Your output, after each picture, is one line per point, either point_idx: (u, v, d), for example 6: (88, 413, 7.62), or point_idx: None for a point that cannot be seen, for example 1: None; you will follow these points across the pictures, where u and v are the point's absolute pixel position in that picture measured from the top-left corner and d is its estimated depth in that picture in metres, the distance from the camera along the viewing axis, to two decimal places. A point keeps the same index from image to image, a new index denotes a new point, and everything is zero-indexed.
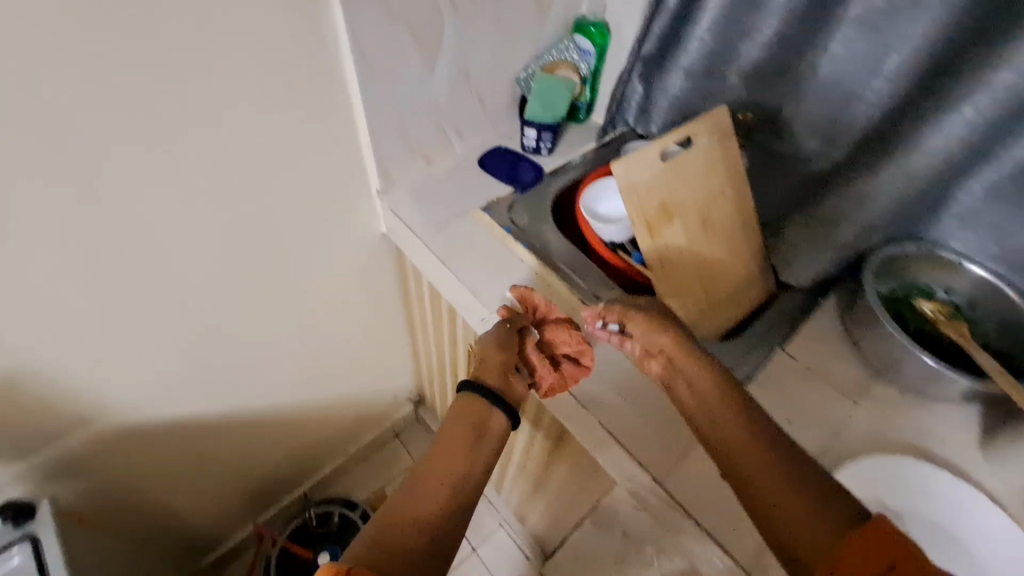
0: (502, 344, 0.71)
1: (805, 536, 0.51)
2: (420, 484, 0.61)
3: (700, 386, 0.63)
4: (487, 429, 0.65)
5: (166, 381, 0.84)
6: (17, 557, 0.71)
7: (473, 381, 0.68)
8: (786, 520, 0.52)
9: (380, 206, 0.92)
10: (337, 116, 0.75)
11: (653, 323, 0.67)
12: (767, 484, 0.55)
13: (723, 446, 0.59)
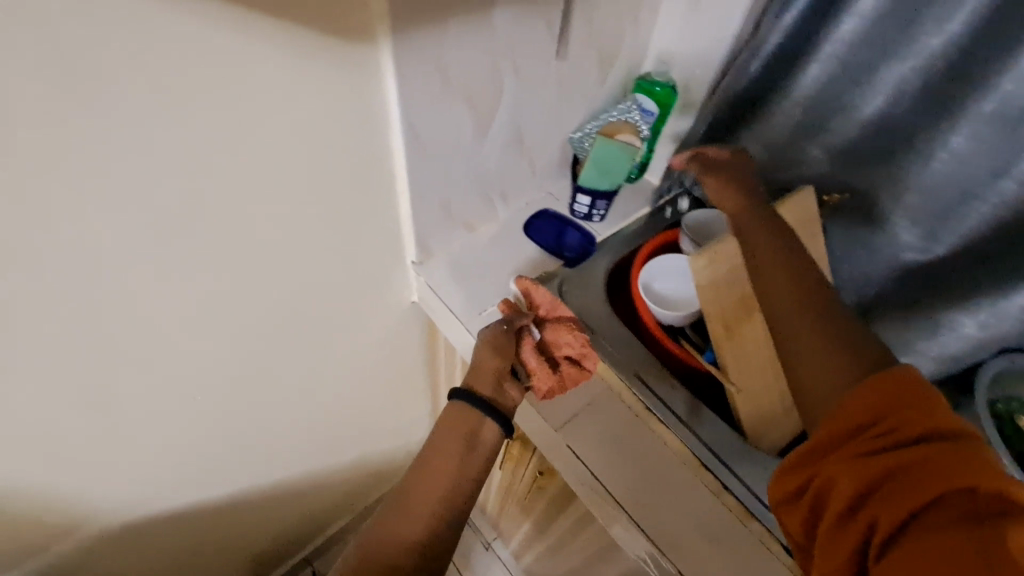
0: (501, 339, 0.66)
1: (826, 379, 0.49)
2: (406, 501, 0.56)
3: (752, 244, 0.62)
4: (480, 438, 0.60)
5: (163, 471, 0.74)
6: None
7: (466, 387, 0.63)
8: (813, 377, 0.50)
9: (414, 275, 0.83)
10: (377, 187, 0.67)
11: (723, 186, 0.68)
12: (806, 344, 0.51)
13: (763, 284, 0.58)
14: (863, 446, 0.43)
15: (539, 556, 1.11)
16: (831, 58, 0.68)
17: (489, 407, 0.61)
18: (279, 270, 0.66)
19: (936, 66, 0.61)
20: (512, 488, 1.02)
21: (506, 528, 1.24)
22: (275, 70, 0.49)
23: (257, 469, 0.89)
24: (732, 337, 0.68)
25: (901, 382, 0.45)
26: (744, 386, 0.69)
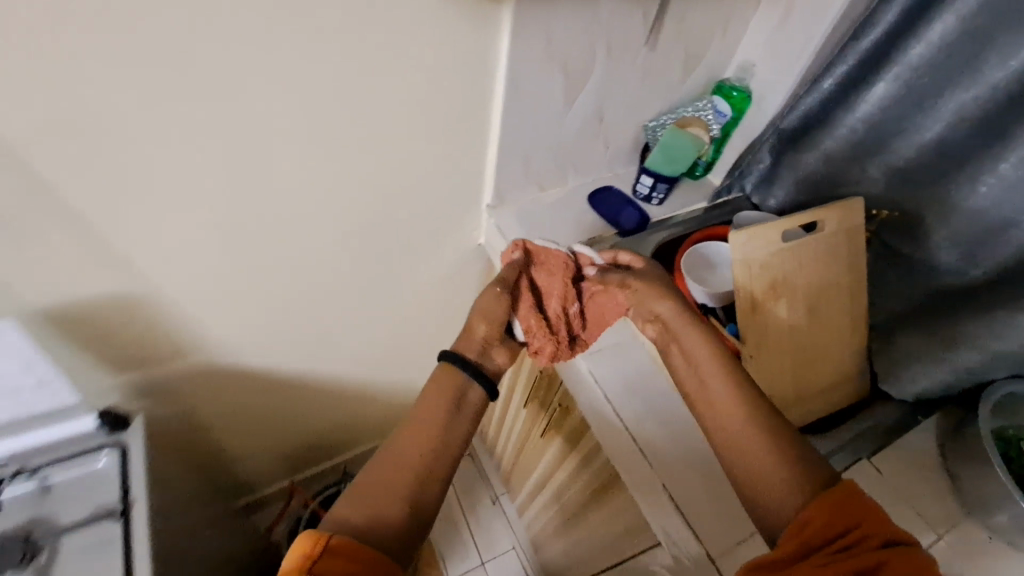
0: (495, 300, 0.68)
1: (774, 490, 0.55)
2: (391, 457, 0.61)
3: (695, 355, 0.68)
4: (459, 411, 0.65)
5: (260, 336, 0.87)
6: (103, 461, 0.69)
7: (457, 351, 0.68)
8: (768, 495, 0.56)
9: (486, 218, 0.95)
10: (474, 127, 0.79)
11: (648, 287, 0.72)
12: (755, 462, 0.58)
13: (710, 398, 0.64)
14: (828, 558, 0.47)
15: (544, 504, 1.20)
16: (900, 77, 0.73)
17: (473, 375, 0.66)
18: (384, 185, 0.78)
19: (998, 96, 0.66)
20: (534, 432, 1.10)
21: (518, 477, 1.33)
22: (427, 8, 0.62)
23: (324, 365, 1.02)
24: (756, 313, 0.76)
25: (852, 493, 0.52)
26: (759, 359, 0.76)
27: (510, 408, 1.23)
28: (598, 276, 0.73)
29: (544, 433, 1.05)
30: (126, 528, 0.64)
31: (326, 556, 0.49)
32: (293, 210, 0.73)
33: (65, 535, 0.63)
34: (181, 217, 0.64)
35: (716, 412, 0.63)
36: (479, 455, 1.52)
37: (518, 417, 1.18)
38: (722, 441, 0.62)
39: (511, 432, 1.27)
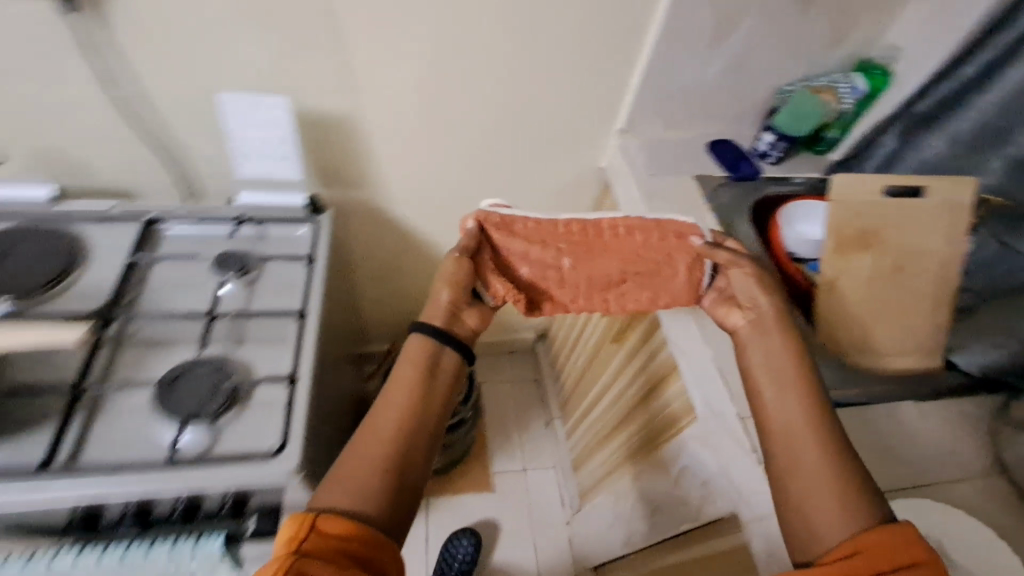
0: (449, 274, 0.73)
1: (827, 505, 0.54)
2: (364, 441, 0.60)
3: (774, 353, 0.67)
4: (434, 378, 0.67)
5: (411, 189, 1.08)
6: (301, 231, 0.90)
7: (427, 324, 0.70)
8: (815, 511, 0.55)
9: (613, 140, 1.08)
10: (629, 47, 0.93)
11: (756, 276, 0.73)
12: (813, 472, 0.57)
13: (780, 396, 0.63)
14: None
15: (598, 421, 1.32)
16: None
17: (442, 339, 0.69)
18: (542, 79, 0.94)
19: None
20: (605, 348, 1.24)
21: (577, 399, 1.46)
22: None
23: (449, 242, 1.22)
24: (841, 254, 0.83)
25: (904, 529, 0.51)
26: (832, 295, 0.84)
27: (586, 331, 1.38)
28: (707, 248, 0.76)
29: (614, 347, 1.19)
30: (309, 275, 0.84)
31: (315, 533, 0.51)
32: (469, 80, 0.91)
33: (270, 262, 0.86)
34: (394, 60, 0.85)
35: (778, 412, 0.62)
36: (544, 379, 1.67)
37: (593, 338, 1.32)
38: (777, 439, 0.61)
39: (582, 353, 1.41)
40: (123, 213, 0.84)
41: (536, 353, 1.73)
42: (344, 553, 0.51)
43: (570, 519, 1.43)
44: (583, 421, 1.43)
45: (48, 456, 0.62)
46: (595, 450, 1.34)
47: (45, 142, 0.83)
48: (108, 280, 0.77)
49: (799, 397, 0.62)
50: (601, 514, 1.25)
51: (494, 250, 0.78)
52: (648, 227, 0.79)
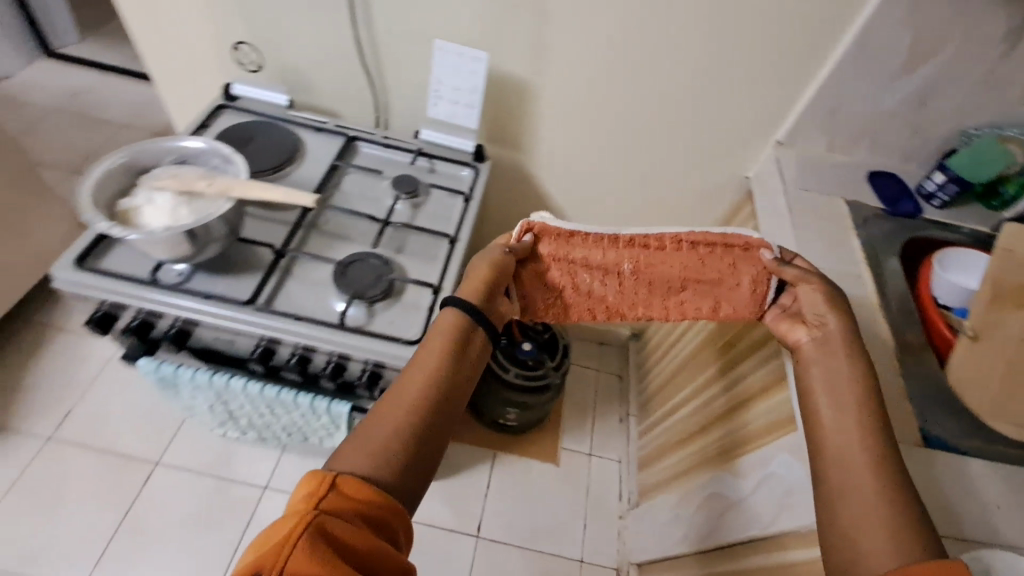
0: (489, 263, 0.72)
1: (876, 518, 0.52)
2: (389, 405, 0.57)
3: (839, 383, 0.64)
4: (463, 356, 0.63)
5: (560, 159, 1.16)
6: (464, 173, 1.02)
7: (461, 297, 0.66)
8: (867, 534, 0.52)
9: (767, 151, 1.09)
10: (810, 62, 0.95)
11: (826, 294, 0.71)
12: (863, 490, 0.55)
13: (833, 411, 0.62)
14: None
15: (677, 424, 1.32)
16: None
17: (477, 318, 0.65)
18: (714, 77, 0.98)
19: None
20: (701, 354, 1.24)
21: (659, 401, 1.47)
22: None
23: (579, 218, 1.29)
24: (989, 311, 0.83)
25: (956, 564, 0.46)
26: (973, 349, 0.81)
27: (686, 336, 1.39)
28: (776, 264, 0.76)
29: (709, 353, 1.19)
30: (465, 209, 0.96)
31: (334, 492, 0.48)
32: (645, 67, 0.98)
33: (435, 193, 0.98)
34: (584, 35, 0.94)
35: (833, 427, 0.61)
36: (628, 376, 1.69)
37: (691, 343, 1.32)
38: (832, 456, 0.59)
39: (676, 357, 1.42)
40: (334, 129, 1.02)
41: (625, 351, 1.76)
42: (362, 515, 0.47)
43: (624, 513, 1.44)
44: (660, 423, 1.43)
45: (254, 296, 0.78)
46: (668, 452, 1.34)
47: (291, 59, 1.02)
48: (313, 176, 0.94)
49: (853, 410, 0.61)
50: (661, 512, 1.25)
51: (535, 258, 0.78)
52: (714, 240, 0.80)
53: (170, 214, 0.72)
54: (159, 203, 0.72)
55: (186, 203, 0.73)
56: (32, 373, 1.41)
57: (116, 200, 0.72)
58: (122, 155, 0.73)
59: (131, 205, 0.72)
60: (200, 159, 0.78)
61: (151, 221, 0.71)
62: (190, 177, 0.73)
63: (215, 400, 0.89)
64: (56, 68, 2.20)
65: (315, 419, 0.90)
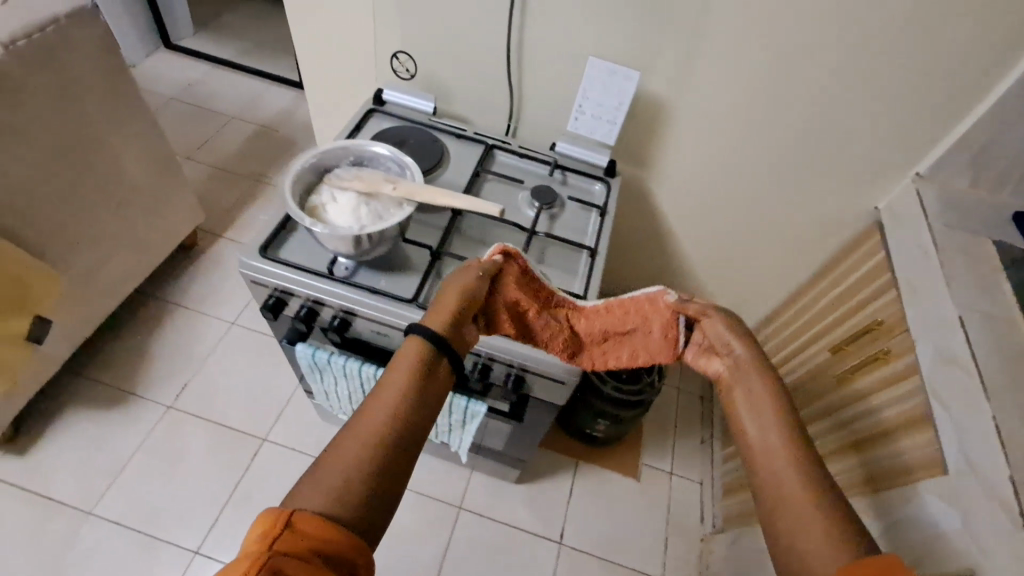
0: (464, 289, 0.66)
1: (820, 541, 0.48)
2: (344, 444, 0.52)
3: (757, 403, 0.61)
4: (421, 389, 0.57)
5: (681, 177, 1.17)
6: (596, 187, 1.04)
7: (425, 325, 0.61)
8: (808, 543, 0.49)
9: (903, 182, 1.06)
10: (967, 95, 0.91)
11: (734, 331, 0.68)
12: (797, 505, 0.51)
13: (761, 434, 0.59)
14: None
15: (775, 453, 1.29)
16: None
17: (433, 345, 0.60)
18: (859, 106, 0.96)
19: None
20: (812, 385, 1.20)
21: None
22: None
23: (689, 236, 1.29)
24: None
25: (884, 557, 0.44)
26: None
27: (783, 363, 1.35)
28: (679, 303, 0.72)
29: (828, 388, 1.14)
30: (601, 223, 0.98)
31: (290, 531, 0.45)
32: (786, 92, 0.97)
33: (570, 206, 1.00)
34: (729, 59, 0.94)
35: (760, 445, 0.58)
36: (713, 398, 1.66)
37: (794, 370, 1.29)
38: (761, 474, 0.56)
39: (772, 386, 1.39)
40: (474, 137, 1.06)
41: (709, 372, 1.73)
42: (316, 553, 0.44)
43: (708, 537, 1.41)
44: (751, 450, 1.40)
45: (417, 295, 0.81)
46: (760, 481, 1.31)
47: (437, 67, 1.07)
48: (457, 181, 0.98)
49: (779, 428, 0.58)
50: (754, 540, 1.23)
51: (496, 287, 0.72)
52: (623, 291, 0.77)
53: (353, 212, 0.77)
54: (344, 201, 0.78)
55: (369, 203, 0.78)
56: (156, 346, 1.53)
57: (305, 197, 0.79)
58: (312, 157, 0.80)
59: (319, 202, 0.78)
60: (374, 162, 0.84)
61: (337, 217, 0.77)
62: (374, 179, 0.79)
63: (356, 388, 0.94)
64: (175, 59, 2.35)
65: (448, 411, 0.94)
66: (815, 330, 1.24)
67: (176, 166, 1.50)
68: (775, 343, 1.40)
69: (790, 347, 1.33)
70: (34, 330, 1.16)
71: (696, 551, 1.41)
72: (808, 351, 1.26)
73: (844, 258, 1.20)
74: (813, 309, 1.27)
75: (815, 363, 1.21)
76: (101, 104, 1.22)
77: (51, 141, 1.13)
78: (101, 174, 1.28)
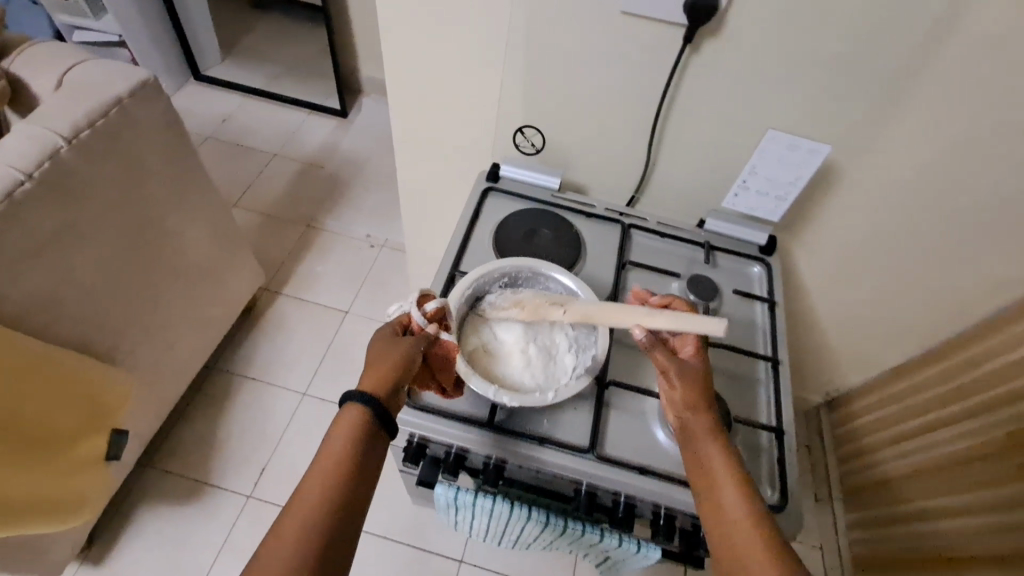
0: (398, 362, 0.58)
1: None
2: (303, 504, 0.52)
3: (713, 466, 0.56)
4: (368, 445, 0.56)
5: (835, 249, 0.99)
6: (755, 269, 0.89)
7: (361, 396, 0.56)
8: None
9: None
10: None
11: (687, 383, 0.61)
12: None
13: (714, 495, 0.55)
14: None
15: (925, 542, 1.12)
16: None
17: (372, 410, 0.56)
18: None
19: None
20: (972, 466, 1.04)
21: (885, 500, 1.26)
22: None
23: (825, 306, 1.12)
24: None
25: None
26: None
27: (922, 435, 1.17)
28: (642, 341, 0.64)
29: (996, 478, 0.99)
30: (773, 317, 0.83)
31: None
32: (991, 167, 0.79)
33: (729, 297, 0.85)
34: (924, 131, 0.78)
35: (720, 521, 0.53)
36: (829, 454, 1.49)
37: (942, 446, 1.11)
38: (719, 537, 0.52)
39: (909, 456, 1.20)
40: (608, 215, 0.91)
41: (815, 420, 1.53)
42: None
43: None
44: (893, 524, 1.23)
45: (593, 442, 0.68)
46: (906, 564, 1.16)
47: (556, 135, 0.91)
48: (599, 280, 0.83)
49: (738, 491, 0.54)
50: None
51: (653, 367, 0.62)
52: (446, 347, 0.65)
53: (521, 357, 0.65)
54: (509, 341, 0.66)
55: (537, 343, 0.66)
56: (228, 427, 1.43)
57: (462, 335, 0.66)
58: (471, 285, 0.67)
59: (479, 341, 0.66)
60: (531, 282, 0.71)
61: (502, 363, 0.64)
62: (535, 301, 0.64)
63: (498, 525, 0.82)
64: (206, 92, 2.20)
65: (604, 551, 0.80)
66: (972, 402, 1.05)
67: (234, 233, 1.37)
68: (908, 407, 1.21)
69: (932, 416, 1.14)
70: (113, 445, 1.05)
71: None
72: (959, 425, 1.08)
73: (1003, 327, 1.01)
74: (962, 377, 1.08)
75: (977, 443, 1.03)
76: (163, 186, 1.09)
77: (115, 240, 1.00)
78: (165, 261, 1.15)
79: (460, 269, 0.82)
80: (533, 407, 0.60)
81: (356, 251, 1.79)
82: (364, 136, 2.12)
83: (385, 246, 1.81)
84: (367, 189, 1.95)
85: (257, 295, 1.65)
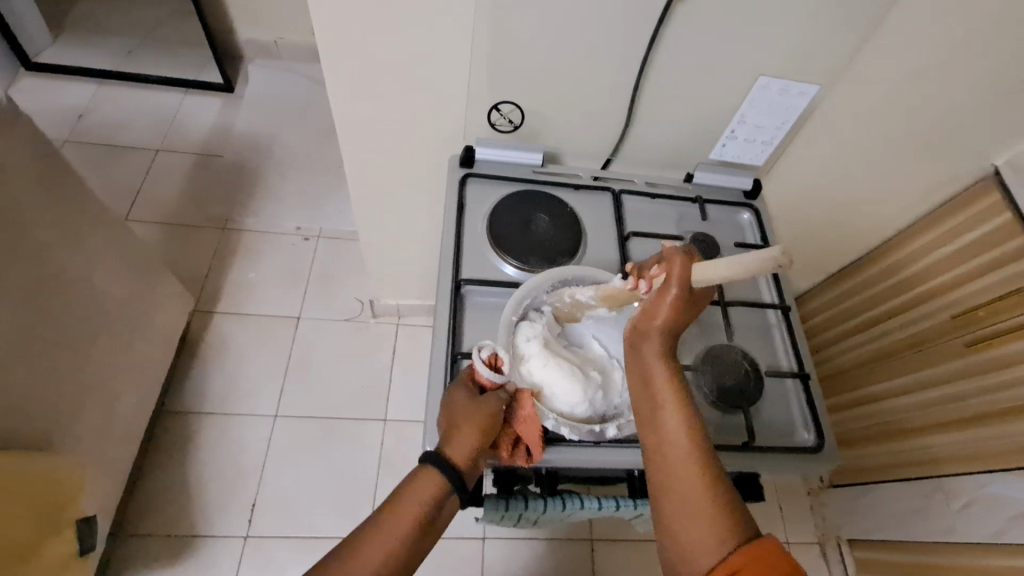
0: (480, 423, 0.57)
1: (702, 532, 0.45)
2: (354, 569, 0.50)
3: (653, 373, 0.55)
4: (441, 512, 0.55)
5: (806, 194, 0.95)
6: (745, 216, 0.89)
7: (449, 457, 0.56)
8: (693, 532, 0.45)
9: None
10: None
11: (677, 306, 0.55)
12: (685, 496, 0.47)
13: (657, 415, 0.52)
14: None
15: (889, 424, 1.09)
16: None
17: (454, 479, 0.56)
18: None
19: None
20: (920, 350, 1.00)
21: (831, 388, 1.22)
22: None
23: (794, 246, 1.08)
24: None
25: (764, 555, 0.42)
26: None
27: (882, 323, 1.07)
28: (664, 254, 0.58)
29: (959, 360, 0.94)
30: (773, 263, 0.84)
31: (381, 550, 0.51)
32: None
33: (729, 250, 0.85)
34: None
35: (658, 428, 0.52)
36: (821, 362, 1.24)
37: (882, 333, 1.08)
38: (656, 454, 0.51)
39: (876, 342, 1.10)
40: (592, 183, 0.87)
41: (807, 313, 1.24)
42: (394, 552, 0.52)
43: (816, 490, 1.37)
44: (867, 403, 1.14)
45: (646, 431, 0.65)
46: (880, 443, 1.13)
47: (529, 105, 0.83)
48: (607, 258, 0.80)
49: (679, 411, 0.52)
50: (871, 506, 1.19)
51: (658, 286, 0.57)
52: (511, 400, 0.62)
53: (575, 374, 0.64)
54: (562, 355, 0.66)
55: (592, 366, 0.67)
56: (199, 470, 1.29)
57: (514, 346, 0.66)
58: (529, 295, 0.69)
59: (531, 350, 0.65)
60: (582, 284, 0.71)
61: (551, 380, 0.63)
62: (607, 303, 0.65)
63: (518, 523, 0.74)
64: (45, 84, 1.78)
65: (634, 521, 0.77)
66: (924, 288, 0.97)
67: (149, 259, 1.17)
68: (855, 304, 1.11)
69: (880, 308, 1.07)
70: (84, 538, 0.90)
71: (803, 493, 1.40)
72: (909, 313, 1.01)
73: (944, 221, 0.89)
74: (904, 273, 0.99)
75: (919, 325, 1.00)
76: (50, 227, 0.89)
77: (14, 306, 0.81)
78: (79, 316, 0.96)
79: (463, 275, 0.75)
80: (587, 438, 0.63)
81: (290, 247, 1.60)
82: (261, 111, 1.85)
83: (321, 236, 1.63)
84: (283, 174, 1.72)
85: (189, 320, 1.45)
